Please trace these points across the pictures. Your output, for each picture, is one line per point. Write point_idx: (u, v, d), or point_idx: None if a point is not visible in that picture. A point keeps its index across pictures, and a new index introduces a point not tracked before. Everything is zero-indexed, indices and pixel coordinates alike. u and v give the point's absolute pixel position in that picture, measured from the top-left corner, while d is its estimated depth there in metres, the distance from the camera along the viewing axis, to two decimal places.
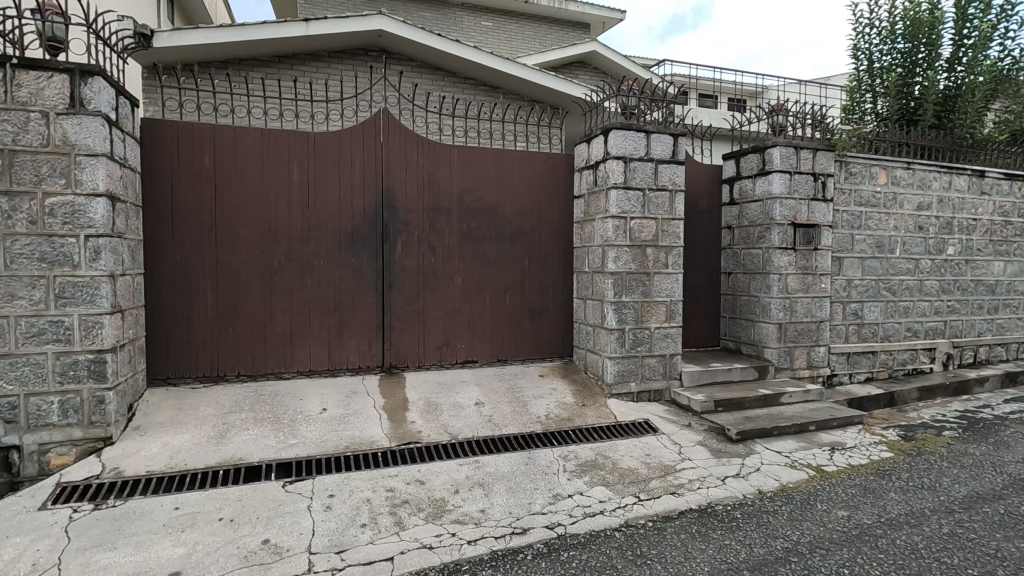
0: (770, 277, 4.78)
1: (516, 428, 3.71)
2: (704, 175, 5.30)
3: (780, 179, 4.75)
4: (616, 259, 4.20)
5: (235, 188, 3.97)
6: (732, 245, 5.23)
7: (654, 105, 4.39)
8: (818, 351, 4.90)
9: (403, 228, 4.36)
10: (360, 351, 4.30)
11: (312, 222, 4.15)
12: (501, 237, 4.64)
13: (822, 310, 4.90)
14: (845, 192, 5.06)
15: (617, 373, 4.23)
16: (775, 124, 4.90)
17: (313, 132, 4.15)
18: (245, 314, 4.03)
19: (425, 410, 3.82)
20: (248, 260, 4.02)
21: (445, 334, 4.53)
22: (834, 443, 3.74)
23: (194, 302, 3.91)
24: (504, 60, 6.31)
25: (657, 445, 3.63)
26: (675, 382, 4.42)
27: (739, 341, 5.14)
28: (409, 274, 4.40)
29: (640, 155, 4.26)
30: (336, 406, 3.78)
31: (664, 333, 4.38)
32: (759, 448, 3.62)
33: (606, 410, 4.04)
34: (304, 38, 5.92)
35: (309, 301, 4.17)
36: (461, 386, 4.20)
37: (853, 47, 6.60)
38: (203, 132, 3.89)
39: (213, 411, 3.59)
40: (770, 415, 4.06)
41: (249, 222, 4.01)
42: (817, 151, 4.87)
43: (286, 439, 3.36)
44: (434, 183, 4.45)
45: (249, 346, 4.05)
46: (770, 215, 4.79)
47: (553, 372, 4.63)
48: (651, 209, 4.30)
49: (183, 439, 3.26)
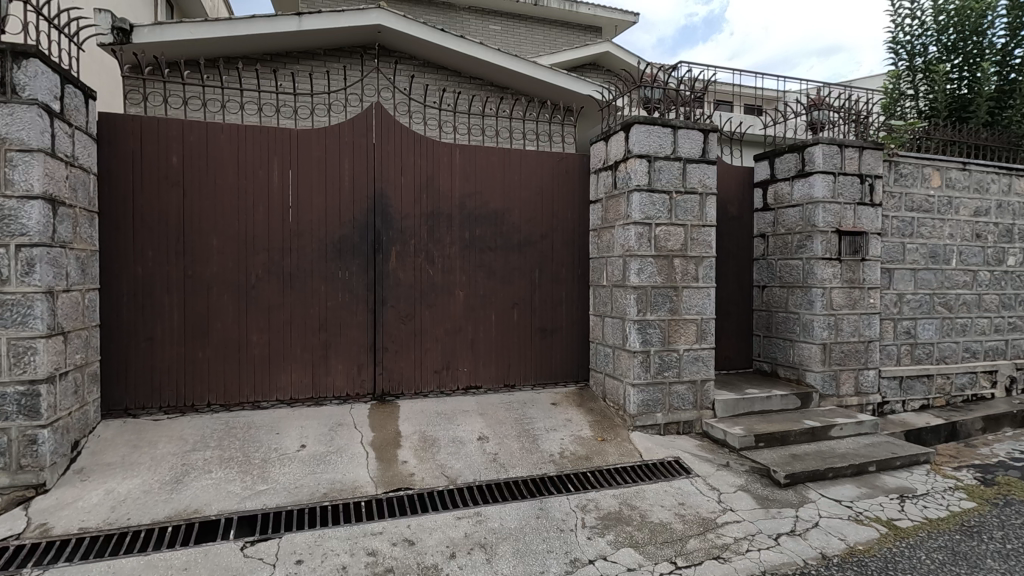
0: (813, 291, 4.23)
1: (526, 470, 3.17)
2: (734, 178, 4.79)
3: (823, 181, 4.21)
4: (640, 271, 3.68)
5: (206, 191, 3.51)
6: (766, 255, 4.69)
7: (681, 98, 3.92)
8: (867, 375, 4.33)
9: (397, 237, 3.87)
10: (348, 377, 3.79)
11: (294, 231, 3.67)
12: (509, 246, 4.14)
13: (871, 328, 4.33)
14: (895, 195, 4.51)
15: (641, 402, 3.68)
16: (815, 120, 4.49)
17: (296, 129, 3.68)
18: (216, 334, 3.54)
19: (419, 448, 3.29)
20: (221, 273, 3.54)
21: (445, 356, 4.01)
22: (901, 489, 3.16)
23: (159, 320, 3.43)
24: (511, 57, 5.85)
25: (692, 491, 3.07)
26: (707, 412, 3.86)
27: (775, 362, 4.58)
28: (404, 288, 3.90)
29: (666, 153, 3.75)
30: (316, 442, 3.26)
31: (695, 356, 3.82)
32: (814, 496, 3.05)
33: (629, 447, 3.50)
34: (298, 35, 5.52)
35: (290, 321, 3.67)
36: (463, 417, 3.67)
37: (893, 40, 6.07)
38: (170, 128, 3.43)
39: (174, 449, 3.09)
40: (821, 453, 3.49)
41: (222, 230, 3.53)
42: (864, 149, 4.34)
43: (254, 485, 2.85)
44: (432, 186, 3.96)
45: (222, 371, 3.56)
46: (812, 221, 4.24)
47: (567, 399, 4.08)
48: (678, 214, 3.78)
49: (132, 485, 2.76)
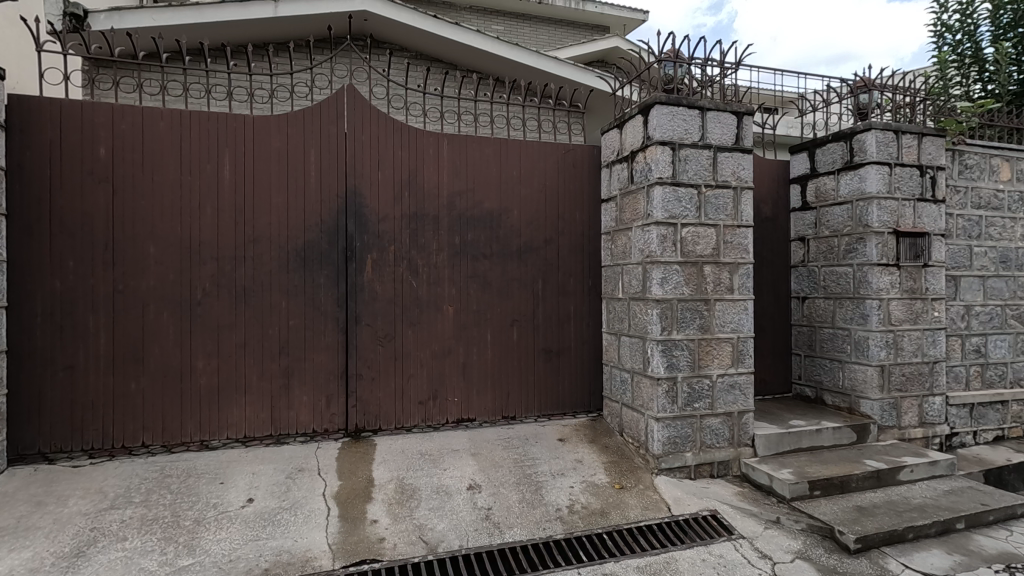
0: (867, 303, 3.56)
1: (526, 531, 2.53)
2: (767, 173, 4.17)
3: (877, 173, 3.56)
4: (663, 280, 3.04)
5: (142, 189, 2.93)
6: (807, 262, 4.04)
7: (708, 77, 3.31)
8: (932, 403, 3.66)
9: (374, 243, 3.27)
10: (315, 410, 3.18)
11: (249, 236, 3.08)
12: (507, 254, 3.52)
13: (937, 346, 3.67)
14: (960, 191, 3.86)
15: (667, 441, 3.03)
16: (861, 105, 3.84)
17: (251, 116, 3.11)
18: (153, 361, 2.95)
19: (395, 501, 2.66)
20: (158, 287, 2.95)
21: (432, 384, 3.39)
22: (1004, 557, 2.49)
23: (82, 344, 2.84)
24: (508, 45, 5.35)
25: (739, 560, 2.40)
26: (747, 451, 3.20)
27: (820, 386, 3.92)
28: (382, 303, 3.29)
29: (692, 140, 3.13)
30: (267, 496, 2.63)
31: (730, 383, 3.17)
32: (895, 567, 2.38)
33: (654, 497, 2.85)
34: (274, 23, 5.01)
35: (243, 344, 3.07)
36: (451, 460, 3.03)
37: (938, 23, 5.45)
38: (98, 115, 2.87)
39: (86, 507, 2.47)
40: (893, 505, 2.81)
41: (161, 236, 2.95)
42: (923, 136, 3.72)
43: (176, 559, 2.21)
44: (415, 183, 3.36)
45: (160, 404, 2.96)
46: (864, 221, 3.59)
47: (577, 434, 3.43)
48: (708, 213, 3.14)
49: (16, 562, 2.13)
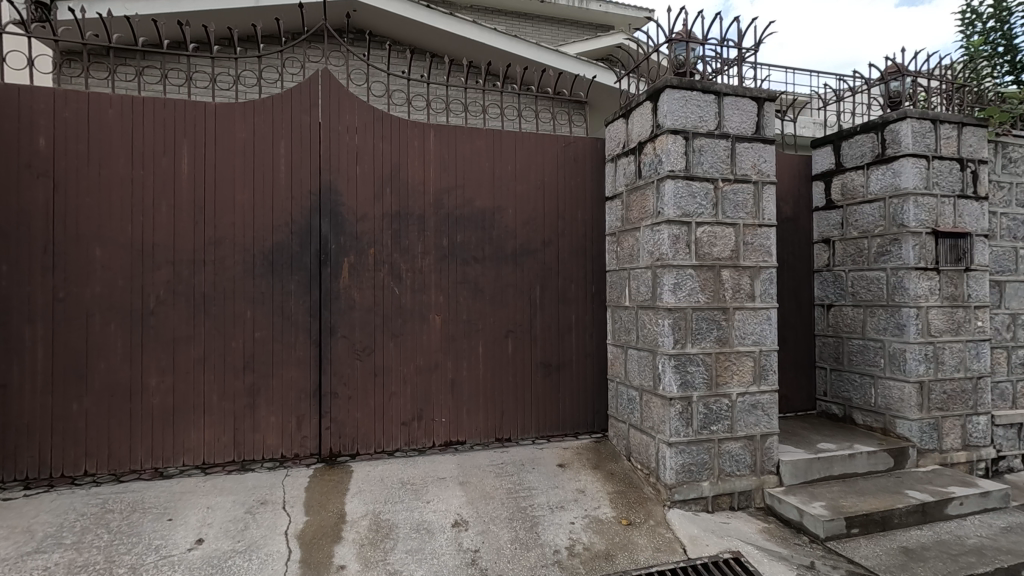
0: (903, 312, 3.18)
1: None
2: (786, 168, 3.81)
3: (913, 167, 3.19)
4: (676, 286, 2.69)
5: (87, 184, 2.61)
6: (832, 266, 3.67)
7: (724, 60, 2.96)
8: (976, 423, 3.27)
9: (351, 246, 2.93)
10: (284, 432, 2.84)
11: (209, 237, 2.74)
12: (501, 258, 3.17)
13: (981, 359, 3.29)
14: (1003, 187, 3.49)
15: (680, 469, 2.66)
16: (893, 93, 3.47)
17: (213, 104, 2.78)
18: (99, 378, 2.61)
19: (367, 542, 2.29)
20: (105, 295, 2.62)
21: (417, 402, 3.04)
22: None
23: (16, 359, 2.51)
24: (507, 37, 5.04)
25: None
26: (772, 480, 2.82)
27: (849, 403, 3.54)
28: (361, 312, 2.94)
29: (708, 129, 2.78)
30: (220, 535, 2.28)
31: (751, 403, 2.79)
32: None
33: (668, 536, 2.47)
34: (254, 14, 4.81)
35: (202, 359, 2.73)
36: (436, 491, 2.67)
37: (967, 10, 5.08)
38: (37, 101, 2.55)
39: (5, 551, 2.11)
40: (945, 546, 2.43)
41: (108, 237, 2.62)
42: (963, 126, 3.35)
43: None
44: (398, 178, 3.02)
45: (107, 428, 2.62)
46: (899, 220, 3.21)
47: (579, 458, 3.06)
48: (726, 210, 2.78)
49: None
